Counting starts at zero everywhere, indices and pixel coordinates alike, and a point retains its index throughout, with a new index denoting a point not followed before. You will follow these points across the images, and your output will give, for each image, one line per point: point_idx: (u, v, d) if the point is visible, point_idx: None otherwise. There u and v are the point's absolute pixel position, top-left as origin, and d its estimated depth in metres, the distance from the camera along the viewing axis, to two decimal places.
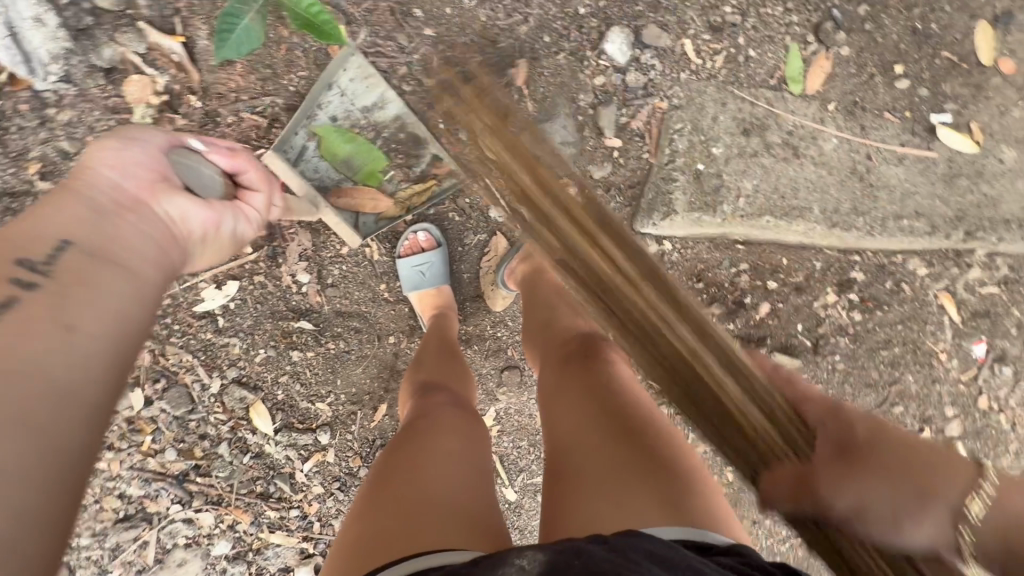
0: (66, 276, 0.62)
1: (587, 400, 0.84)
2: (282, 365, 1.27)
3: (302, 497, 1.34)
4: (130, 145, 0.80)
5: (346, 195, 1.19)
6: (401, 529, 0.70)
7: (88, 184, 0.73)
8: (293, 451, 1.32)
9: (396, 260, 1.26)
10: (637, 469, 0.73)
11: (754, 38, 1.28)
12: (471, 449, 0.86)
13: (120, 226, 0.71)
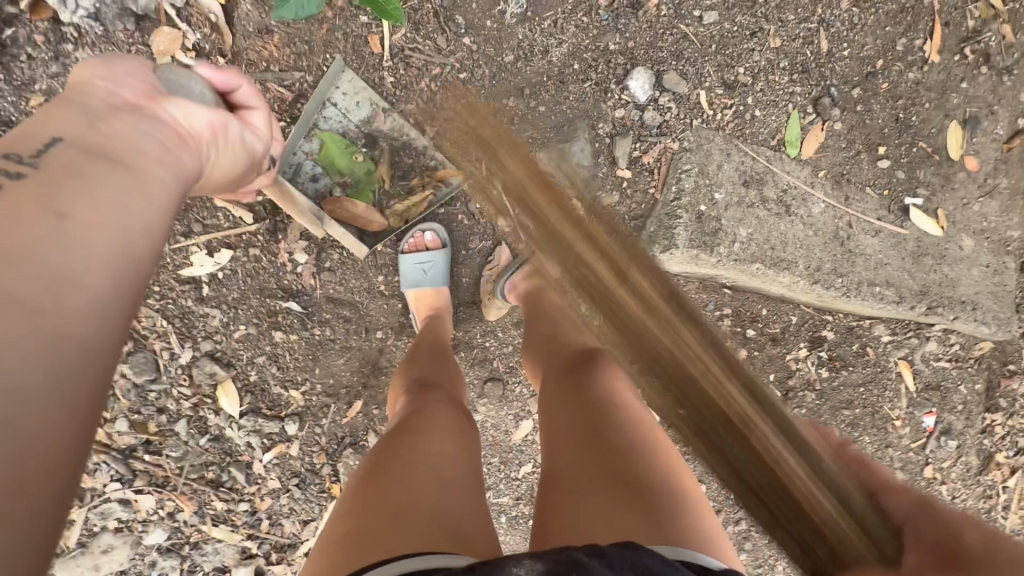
0: (56, 169, 0.56)
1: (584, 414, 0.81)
2: (262, 345, 1.22)
3: (254, 491, 1.26)
4: (120, 69, 0.76)
5: (347, 206, 1.19)
6: (385, 530, 0.63)
7: (83, 93, 0.70)
8: (254, 439, 1.24)
9: (399, 255, 1.25)
10: (630, 486, 0.69)
11: (761, 100, 1.37)
12: (464, 452, 0.80)
13: (113, 124, 0.66)
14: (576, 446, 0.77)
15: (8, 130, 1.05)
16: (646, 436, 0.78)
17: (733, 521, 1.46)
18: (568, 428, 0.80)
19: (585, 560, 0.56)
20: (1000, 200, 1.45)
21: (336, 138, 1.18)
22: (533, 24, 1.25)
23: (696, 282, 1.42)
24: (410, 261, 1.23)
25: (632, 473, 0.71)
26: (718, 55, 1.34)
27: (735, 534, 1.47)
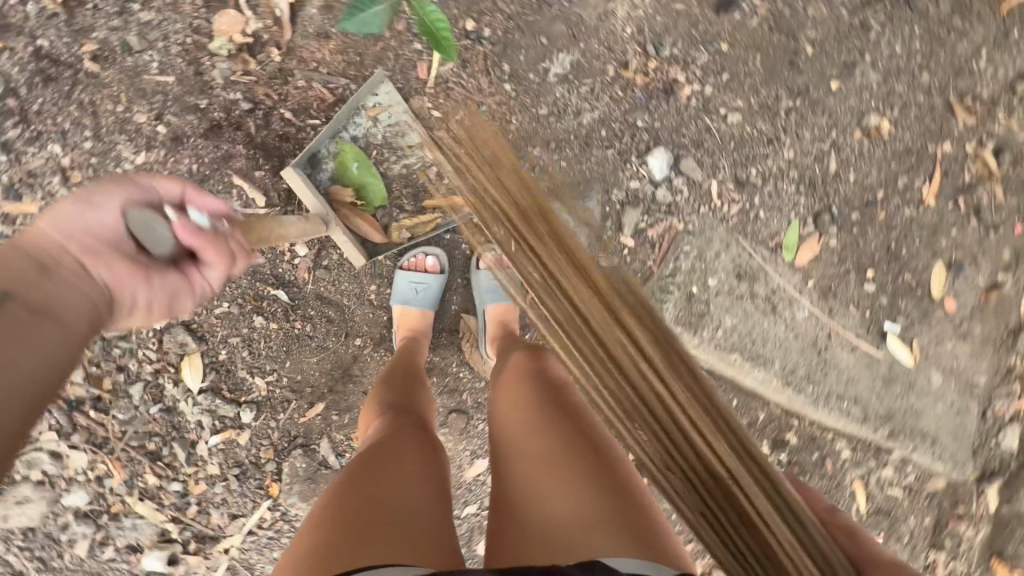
0: (9, 325, 0.65)
1: (553, 432, 0.85)
2: (239, 326, 1.22)
3: (191, 472, 1.22)
4: (87, 199, 0.78)
5: (356, 218, 1.22)
6: (355, 540, 0.64)
7: (36, 245, 0.75)
8: (206, 419, 1.22)
9: (397, 270, 1.27)
10: (603, 495, 0.75)
11: (767, 202, 1.44)
12: (436, 470, 0.82)
13: (67, 289, 0.74)
14: (546, 463, 0.81)
15: (54, 68, 1.09)
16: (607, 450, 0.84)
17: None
18: (534, 443, 0.84)
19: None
20: (971, 344, 1.51)
21: (353, 145, 1.21)
22: (571, 86, 1.33)
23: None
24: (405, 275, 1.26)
25: (601, 490, 0.76)
26: (735, 153, 1.41)
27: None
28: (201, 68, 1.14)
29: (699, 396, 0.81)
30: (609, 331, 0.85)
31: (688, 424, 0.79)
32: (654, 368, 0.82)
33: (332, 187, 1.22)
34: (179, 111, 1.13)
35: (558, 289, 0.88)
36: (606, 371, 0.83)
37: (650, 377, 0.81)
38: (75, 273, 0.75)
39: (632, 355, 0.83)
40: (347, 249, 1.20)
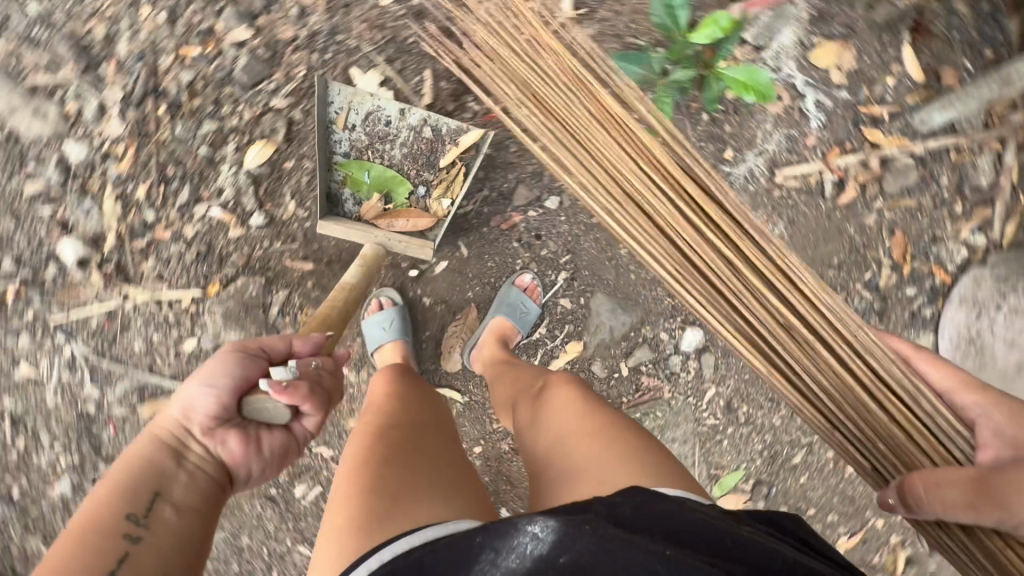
0: (158, 527, 0.78)
1: (569, 408, 0.95)
2: (320, 159, 1.26)
3: (176, 218, 1.24)
4: (205, 385, 0.89)
5: (400, 218, 1.26)
6: (379, 509, 0.74)
7: (171, 428, 0.89)
8: (226, 194, 1.24)
9: (363, 321, 1.35)
10: (617, 444, 0.86)
11: (735, 440, 1.55)
12: (441, 440, 0.92)
13: (191, 470, 0.87)
14: (563, 433, 0.91)
15: None
16: (621, 416, 0.93)
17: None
18: (549, 434, 0.93)
19: (603, 517, 0.68)
20: None
21: (346, 160, 1.22)
22: None
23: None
24: (369, 323, 1.33)
25: (606, 449, 0.85)
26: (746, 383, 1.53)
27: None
28: None
29: (794, 304, 0.80)
30: (719, 259, 0.80)
31: (845, 364, 0.81)
32: (777, 295, 0.80)
33: (361, 208, 1.25)
34: None
35: (652, 225, 0.82)
36: (712, 297, 0.81)
37: (768, 311, 0.81)
38: (199, 452, 0.89)
39: (757, 287, 0.80)
40: (412, 251, 1.23)
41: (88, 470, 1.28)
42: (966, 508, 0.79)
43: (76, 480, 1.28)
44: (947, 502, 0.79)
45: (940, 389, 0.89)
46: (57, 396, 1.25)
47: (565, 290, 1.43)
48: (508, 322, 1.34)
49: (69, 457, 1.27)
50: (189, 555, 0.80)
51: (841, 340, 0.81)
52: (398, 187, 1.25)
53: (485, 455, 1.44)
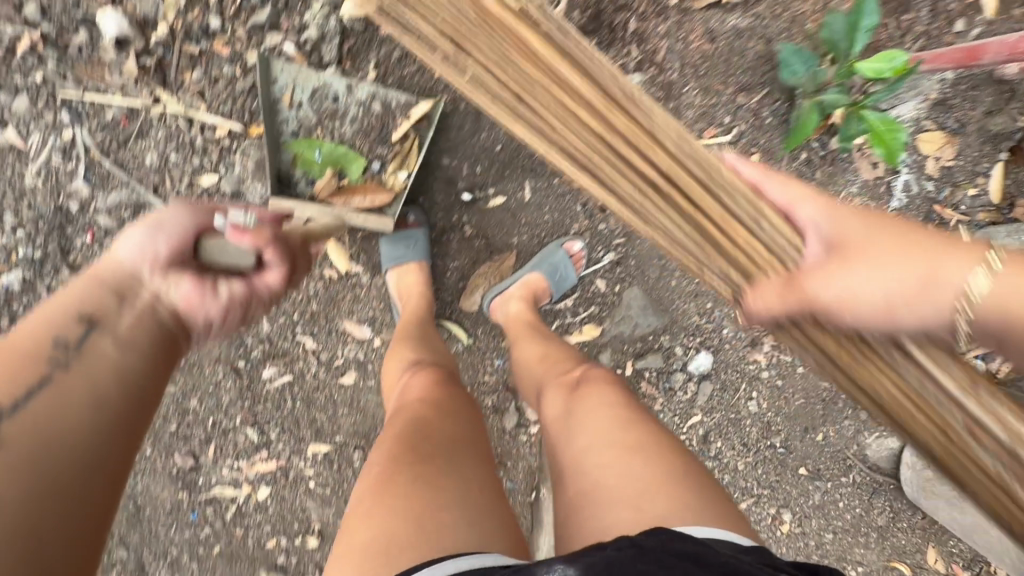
0: (88, 362, 0.67)
1: (605, 416, 0.91)
2: None
3: (243, 39, 1.09)
4: (150, 231, 0.77)
5: (352, 195, 1.11)
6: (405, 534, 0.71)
7: (118, 272, 0.75)
8: (308, 34, 1.10)
9: (380, 236, 1.26)
10: (649, 473, 0.80)
11: None
12: (458, 442, 0.87)
13: (137, 309, 0.74)
14: (592, 444, 0.88)
15: None
16: (661, 431, 0.90)
17: (295, 552, 1.40)
18: (579, 444, 0.90)
19: (625, 559, 0.65)
20: None
21: (294, 134, 1.09)
22: None
23: (532, 461, 1.47)
24: (388, 241, 1.23)
25: (639, 467, 0.81)
26: (732, 424, 1.53)
27: (282, 555, 1.40)
28: None
29: (699, 191, 0.71)
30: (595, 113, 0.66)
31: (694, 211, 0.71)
32: (658, 174, 0.69)
33: (315, 187, 1.12)
34: None
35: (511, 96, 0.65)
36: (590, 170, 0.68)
37: (640, 184, 0.69)
38: (147, 298, 0.76)
39: (600, 131, 0.67)
40: (369, 223, 1.09)
41: (46, 271, 1.12)
42: (786, 294, 0.72)
43: (28, 277, 1.12)
44: (770, 301, 0.73)
45: (800, 215, 0.78)
46: (40, 179, 1.09)
47: (605, 272, 1.38)
48: (547, 280, 1.28)
49: (29, 250, 1.11)
50: (132, 390, 0.69)
51: (705, 215, 0.72)
52: (350, 161, 1.11)
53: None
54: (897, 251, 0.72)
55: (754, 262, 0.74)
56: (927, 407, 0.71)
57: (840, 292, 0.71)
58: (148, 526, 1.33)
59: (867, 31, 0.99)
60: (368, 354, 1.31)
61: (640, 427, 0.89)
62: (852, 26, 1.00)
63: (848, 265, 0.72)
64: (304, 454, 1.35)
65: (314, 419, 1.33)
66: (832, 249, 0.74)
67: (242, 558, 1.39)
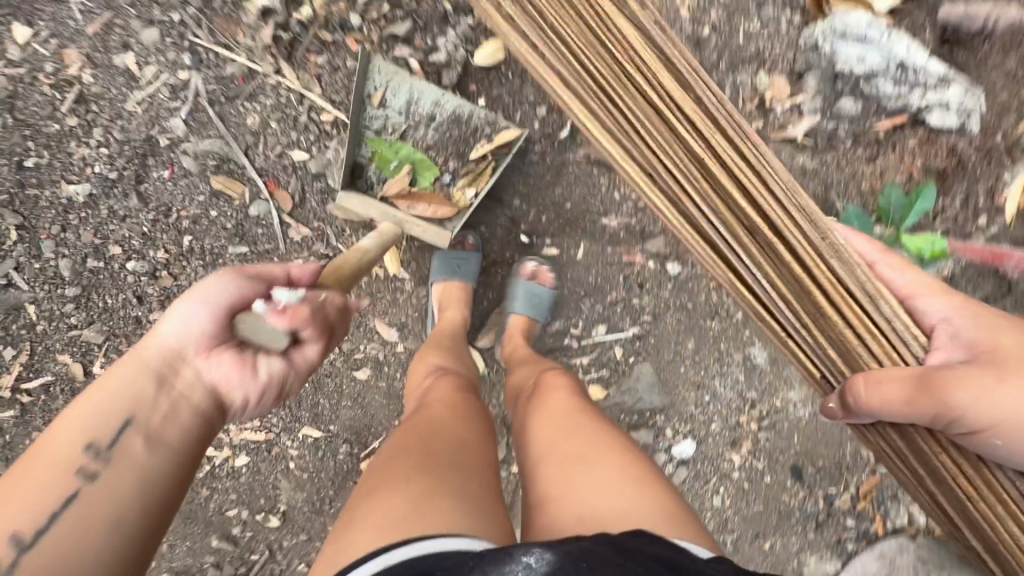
0: (122, 462, 0.69)
1: (572, 418, 0.86)
2: (531, 92, 1.23)
3: (374, 41, 1.15)
4: (191, 309, 0.77)
5: (419, 200, 1.15)
6: (387, 511, 0.68)
7: (159, 355, 0.77)
8: (435, 56, 1.17)
9: (436, 252, 1.32)
10: (617, 475, 0.75)
11: None
12: (461, 440, 0.83)
13: (172, 400, 0.76)
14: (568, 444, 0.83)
15: None
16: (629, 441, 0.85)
17: (252, 526, 1.39)
18: (546, 440, 0.84)
19: (600, 551, 0.61)
20: None
21: (376, 135, 1.15)
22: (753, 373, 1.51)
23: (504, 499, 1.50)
24: (440, 259, 1.29)
25: (619, 469, 0.77)
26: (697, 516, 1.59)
27: (238, 527, 1.39)
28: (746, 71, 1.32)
29: (813, 260, 0.69)
30: (718, 167, 0.68)
31: (845, 336, 0.71)
32: (743, 182, 0.68)
33: (386, 185, 1.16)
34: (717, 49, 1.29)
35: (636, 132, 0.70)
36: (714, 230, 0.70)
37: (787, 284, 0.70)
38: (187, 381, 0.77)
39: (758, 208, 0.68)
40: (429, 230, 1.12)
41: (114, 192, 1.14)
42: (903, 403, 0.70)
43: (95, 193, 1.13)
44: (877, 408, 0.70)
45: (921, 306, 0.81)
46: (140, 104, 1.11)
47: (626, 343, 1.45)
48: (537, 316, 1.33)
49: (105, 168, 1.12)
50: (174, 478, 0.72)
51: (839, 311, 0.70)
52: (425, 169, 1.16)
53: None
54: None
55: (875, 356, 0.73)
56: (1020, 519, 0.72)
57: (974, 388, 0.72)
58: None
59: (919, 211, 1.25)
60: (387, 356, 1.34)
61: (606, 432, 0.84)
62: (909, 202, 1.26)
63: (987, 388, 0.72)
64: (295, 434, 1.36)
65: (316, 403, 1.34)
66: (973, 351, 0.76)
67: (198, 518, 1.37)
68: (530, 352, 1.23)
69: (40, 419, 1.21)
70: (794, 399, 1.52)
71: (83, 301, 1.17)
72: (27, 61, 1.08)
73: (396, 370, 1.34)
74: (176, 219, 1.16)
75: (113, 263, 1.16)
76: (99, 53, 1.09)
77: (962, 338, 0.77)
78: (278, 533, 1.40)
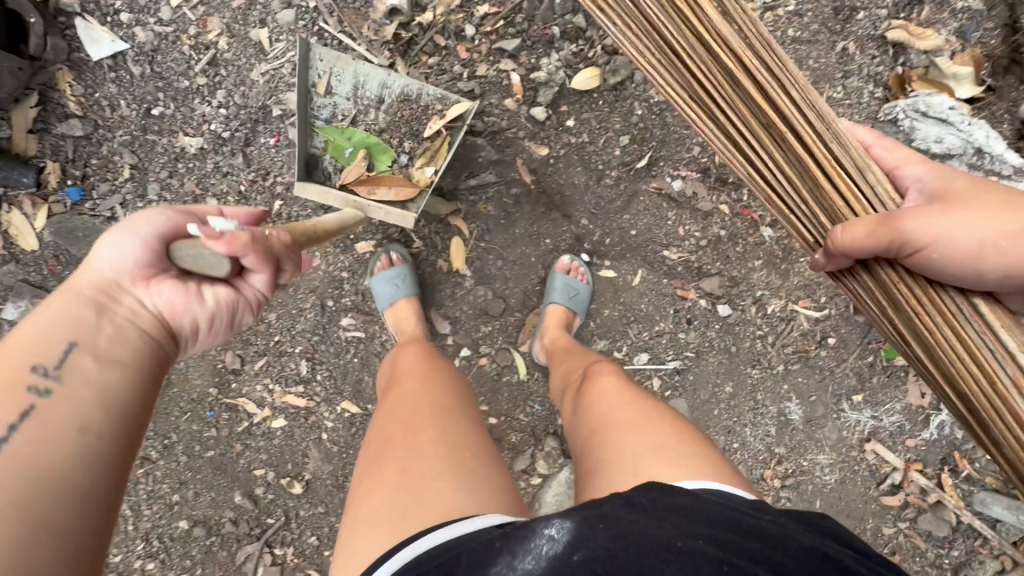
0: (75, 378, 0.66)
1: (610, 397, 0.95)
2: (617, 120, 1.30)
3: (483, 53, 1.25)
4: (122, 239, 0.75)
5: (381, 185, 1.21)
6: (397, 510, 0.74)
7: (94, 285, 0.74)
8: (536, 74, 1.26)
9: (369, 275, 1.32)
10: (653, 441, 0.81)
11: None
12: (443, 411, 0.91)
13: (119, 324, 0.74)
14: (604, 423, 0.90)
15: (836, 26, 1.34)
16: (668, 409, 0.92)
17: (275, 489, 1.42)
18: (597, 416, 0.93)
19: (616, 513, 0.63)
20: None
21: (325, 123, 1.22)
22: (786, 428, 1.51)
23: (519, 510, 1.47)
24: (378, 280, 1.30)
25: (642, 437, 0.83)
26: None
27: (261, 487, 1.42)
28: None
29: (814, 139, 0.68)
30: (714, 36, 0.66)
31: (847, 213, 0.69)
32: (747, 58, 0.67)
33: (344, 175, 1.21)
34: None
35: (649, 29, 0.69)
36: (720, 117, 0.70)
37: (789, 163, 0.69)
38: (132, 309, 0.75)
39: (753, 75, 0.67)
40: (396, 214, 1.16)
41: (223, 150, 1.22)
42: (880, 230, 0.66)
43: (205, 148, 1.22)
44: (861, 236, 0.66)
45: (906, 175, 0.78)
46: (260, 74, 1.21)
47: (665, 374, 1.47)
48: (571, 310, 1.34)
49: (220, 127, 1.22)
50: (137, 393, 0.70)
51: (830, 180, 0.69)
52: (381, 152, 1.22)
53: (490, 429, 1.46)
54: (987, 214, 0.72)
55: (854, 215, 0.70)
56: (985, 363, 0.65)
57: (938, 220, 0.69)
58: (165, 404, 1.35)
59: None
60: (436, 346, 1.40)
61: (641, 401, 0.92)
62: None
63: (946, 217, 0.70)
64: (333, 406, 1.39)
65: (360, 379, 1.38)
66: (935, 200, 0.74)
67: (226, 472, 1.40)
68: (564, 347, 1.27)
69: None
70: (822, 461, 1.51)
71: None
72: (174, 21, 1.19)
73: None
74: (272, 183, 1.24)
75: None
76: (239, 25, 1.20)
77: (926, 193, 0.76)
78: (297, 501, 1.42)
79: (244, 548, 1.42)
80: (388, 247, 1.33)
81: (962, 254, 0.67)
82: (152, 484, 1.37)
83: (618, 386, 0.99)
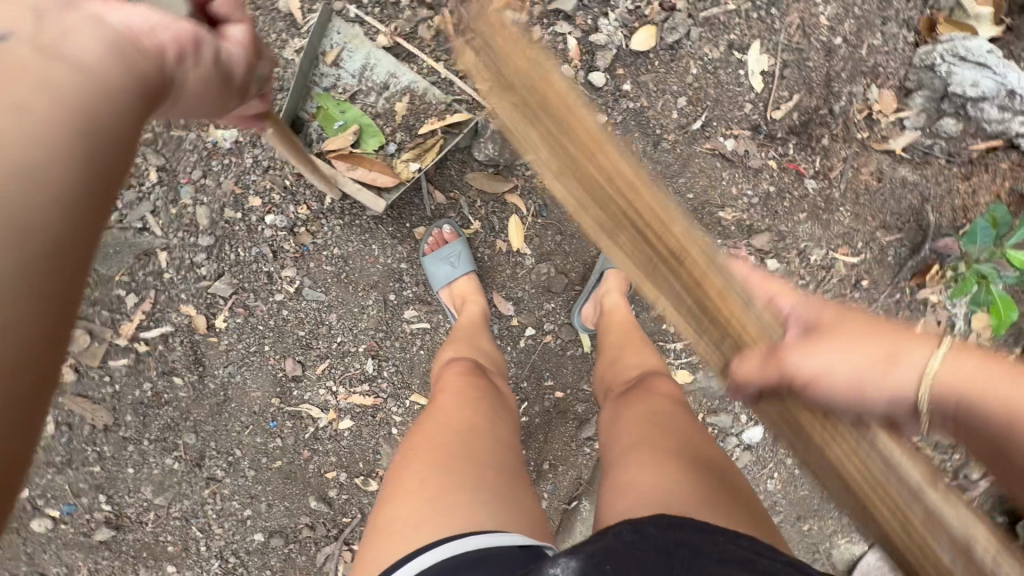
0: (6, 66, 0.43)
1: (656, 416, 0.86)
2: (669, 83, 1.32)
3: (537, 15, 1.29)
4: None
5: (356, 165, 1.19)
6: (412, 516, 0.69)
7: None
8: (594, 37, 1.29)
9: (421, 257, 1.25)
10: (696, 475, 0.73)
11: None
12: (473, 424, 0.84)
13: (65, 22, 0.49)
14: (644, 435, 0.82)
15: None
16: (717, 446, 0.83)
17: (349, 490, 1.31)
18: (635, 429, 0.85)
19: (623, 549, 0.58)
20: None
21: (327, 92, 1.19)
22: None
23: (585, 474, 1.39)
24: (432, 262, 1.23)
25: (679, 467, 0.74)
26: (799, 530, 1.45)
27: (334, 489, 1.30)
28: (869, 75, 1.35)
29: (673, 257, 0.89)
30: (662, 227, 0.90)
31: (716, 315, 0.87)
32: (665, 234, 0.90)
33: (324, 143, 1.19)
34: (845, 62, 1.35)
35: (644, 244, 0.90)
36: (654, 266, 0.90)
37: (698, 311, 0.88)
38: (82, 13, 0.51)
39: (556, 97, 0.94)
40: (364, 194, 1.16)
41: (261, 144, 1.19)
42: (764, 367, 0.75)
43: (240, 140, 1.18)
44: (754, 373, 0.77)
45: (783, 306, 0.79)
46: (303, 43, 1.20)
47: None
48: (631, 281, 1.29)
49: None
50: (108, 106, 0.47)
51: (709, 302, 0.86)
52: (370, 135, 1.20)
53: (556, 403, 1.39)
54: (866, 345, 0.67)
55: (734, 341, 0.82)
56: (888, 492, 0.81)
57: (818, 353, 0.69)
58: (225, 420, 1.26)
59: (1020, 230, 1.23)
60: (500, 329, 1.36)
61: (692, 429, 0.84)
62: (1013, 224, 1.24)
63: (823, 350, 0.68)
64: (402, 400, 1.29)
65: (427, 371, 1.29)
66: (815, 331, 0.72)
67: (297, 480, 1.30)
68: (616, 322, 1.20)
69: (154, 370, 1.22)
70: None
71: (215, 251, 1.20)
72: None
73: (508, 343, 1.36)
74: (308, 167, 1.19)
75: (250, 215, 1.20)
76: None
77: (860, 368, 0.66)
78: (362, 508, 1.31)
79: (323, 550, 1.31)
80: (439, 223, 1.26)
81: (848, 367, 0.66)
82: (220, 502, 1.29)
83: (668, 406, 0.89)
